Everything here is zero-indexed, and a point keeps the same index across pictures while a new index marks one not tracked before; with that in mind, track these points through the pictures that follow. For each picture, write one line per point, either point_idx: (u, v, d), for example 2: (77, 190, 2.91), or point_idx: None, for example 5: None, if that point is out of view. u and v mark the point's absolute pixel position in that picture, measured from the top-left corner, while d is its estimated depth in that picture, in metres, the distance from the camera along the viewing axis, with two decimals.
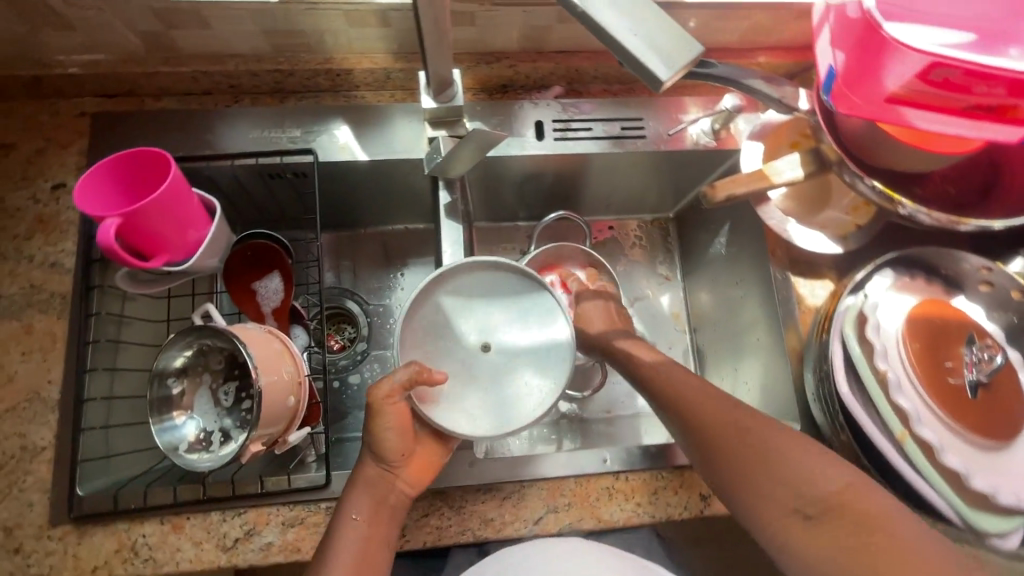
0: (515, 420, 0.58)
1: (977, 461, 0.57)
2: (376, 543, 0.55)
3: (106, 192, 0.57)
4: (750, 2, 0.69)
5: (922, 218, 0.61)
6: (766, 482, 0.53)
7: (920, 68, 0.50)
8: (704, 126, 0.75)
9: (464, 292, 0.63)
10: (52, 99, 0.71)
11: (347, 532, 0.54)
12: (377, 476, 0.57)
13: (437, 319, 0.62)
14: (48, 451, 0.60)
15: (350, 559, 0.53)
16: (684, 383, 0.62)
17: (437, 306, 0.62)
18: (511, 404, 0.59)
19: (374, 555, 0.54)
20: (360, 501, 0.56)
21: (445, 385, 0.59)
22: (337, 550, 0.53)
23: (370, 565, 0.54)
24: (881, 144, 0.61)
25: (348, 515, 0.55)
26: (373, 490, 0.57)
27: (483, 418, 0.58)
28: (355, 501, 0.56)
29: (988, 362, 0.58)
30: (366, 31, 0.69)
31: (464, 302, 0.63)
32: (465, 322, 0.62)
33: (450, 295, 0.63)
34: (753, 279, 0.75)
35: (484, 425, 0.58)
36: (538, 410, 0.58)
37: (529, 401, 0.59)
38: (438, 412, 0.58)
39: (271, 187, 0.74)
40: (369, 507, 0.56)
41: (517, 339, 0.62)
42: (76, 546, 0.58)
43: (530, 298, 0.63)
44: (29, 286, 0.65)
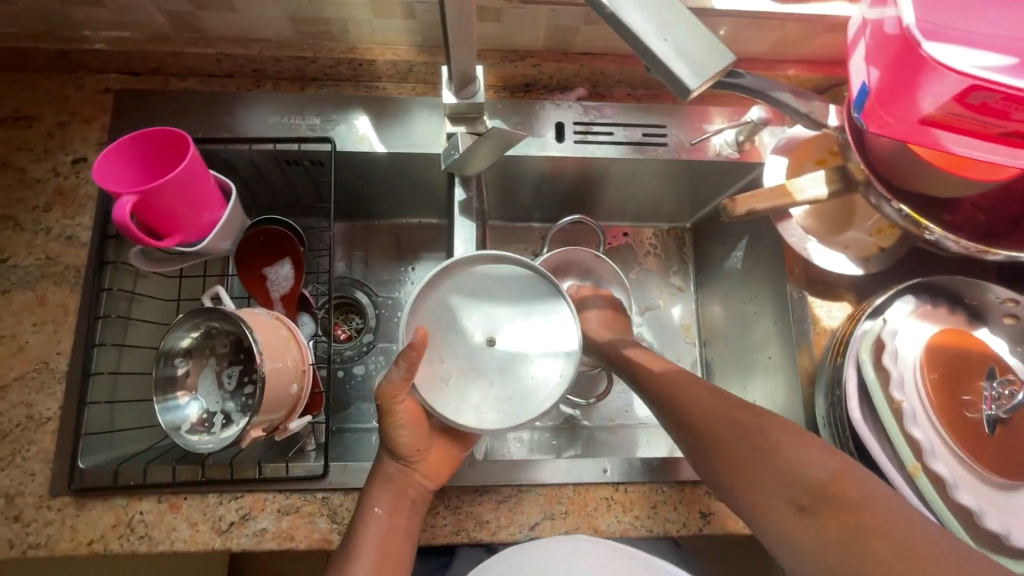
0: (524, 412, 0.57)
1: (991, 500, 0.56)
2: (398, 535, 0.55)
3: (126, 169, 0.57)
4: (784, 13, 0.67)
5: (948, 245, 0.60)
6: (762, 476, 0.52)
7: (959, 91, 0.48)
8: (728, 137, 0.73)
9: (471, 286, 0.62)
10: (78, 74, 0.71)
11: (370, 524, 0.55)
12: (396, 471, 0.58)
13: (442, 312, 0.61)
14: (52, 423, 0.61)
15: (376, 549, 0.54)
16: (687, 385, 0.60)
17: (442, 300, 0.61)
18: (520, 395, 0.58)
19: (399, 545, 0.55)
20: (381, 495, 0.57)
21: (452, 379, 0.59)
22: (361, 540, 0.54)
23: (392, 556, 0.54)
24: (911, 167, 0.59)
25: (371, 508, 0.56)
26: (393, 485, 0.57)
27: (492, 412, 0.58)
28: (377, 495, 0.56)
29: (1009, 399, 0.57)
30: (391, 22, 0.69)
31: (469, 295, 0.62)
32: (469, 315, 0.61)
33: (454, 289, 0.62)
34: (768, 296, 0.74)
35: (493, 419, 0.57)
36: (547, 401, 0.58)
37: (537, 392, 0.58)
38: (445, 406, 0.57)
39: (288, 173, 0.74)
40: (390, 501, 0.56)
41: (521, 331, 0.61)
42: (74, 518, 0.58)
43: (535, 289, 0.62)
44: (45, 258, 0.65)
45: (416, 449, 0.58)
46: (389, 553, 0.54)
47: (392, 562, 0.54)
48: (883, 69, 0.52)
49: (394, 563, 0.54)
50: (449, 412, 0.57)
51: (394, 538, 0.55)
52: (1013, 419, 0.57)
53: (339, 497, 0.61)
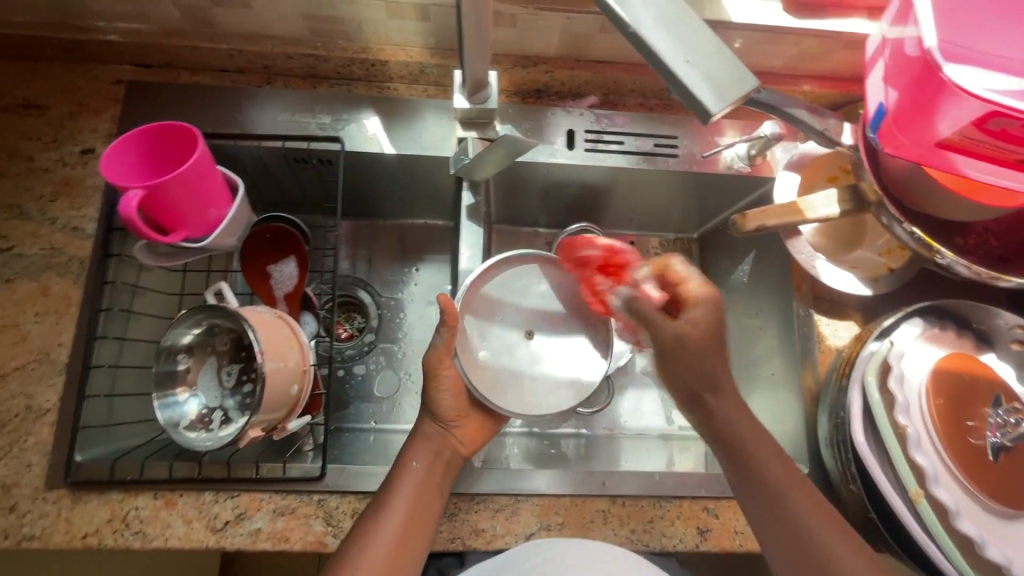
0: (552, 403, 0.64)
1: (991, 529, 0.55)
2: (430, 492, 0.57)
3: (136, 162, 0.57)
4: (802, 29, 0.66)
5: (960, 269, 0.59)
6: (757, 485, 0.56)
7: (979, 115, 0.47)
8: (739, 151, 0.73)
9: (512, 286, 0.68)
10: (89, 64, 0.71)
11: (407, 475, 0.56)
12: (435, 431, 0.60)
13: (487, 305, 0.67)
14: (50, 414, 0.60)
15: (408, 500, 0.55)
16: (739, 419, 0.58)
17: (486, 293, 0.67)
18: (550, 389, 0.64)
19: (429, 501, 0.56)
20: (421, 451, 0.59)
21: (490, 365, 0.64)
22: (398, 487, 0.55)
23: (422, 510, 0.55)
24: (924, 192, 0.58)
25: (409, 462, 0.58)
26: (430, 443, 0.60)
27: (523, 399, 0.63)
28: (416, 450, 0.59)
29: (1014, 427, 0.56)
30: (405, 23, 0.68)
31: (511, 293, 0.68)
32: (510, 311, 0.68)
33: (498, 285, 0.68)
34: (774, 311, 0.73)
35: (523, 405, 0.63)
36: (574, 397, 0.64)
37: (566, 388, 0.65)
38: (482, 387, 0.62)
39: (296, 171, 0.74)
40: (427, 456, 0.58)
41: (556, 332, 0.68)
42: (69, 511, 0.58)
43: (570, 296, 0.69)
44: (50, 248, 0.65)
45: (457, 415, 0.61)
46: (419, 509, 0.55)
47: (421, 518, 0.55)
48: (902, 91, 0.51)
49: (422, 518, 0.55)
50: (485, 394, 0.62)
51: (427, 493, 0.56)
52: (1018, 446, 0.57)
53: (336, 500, 0.61)
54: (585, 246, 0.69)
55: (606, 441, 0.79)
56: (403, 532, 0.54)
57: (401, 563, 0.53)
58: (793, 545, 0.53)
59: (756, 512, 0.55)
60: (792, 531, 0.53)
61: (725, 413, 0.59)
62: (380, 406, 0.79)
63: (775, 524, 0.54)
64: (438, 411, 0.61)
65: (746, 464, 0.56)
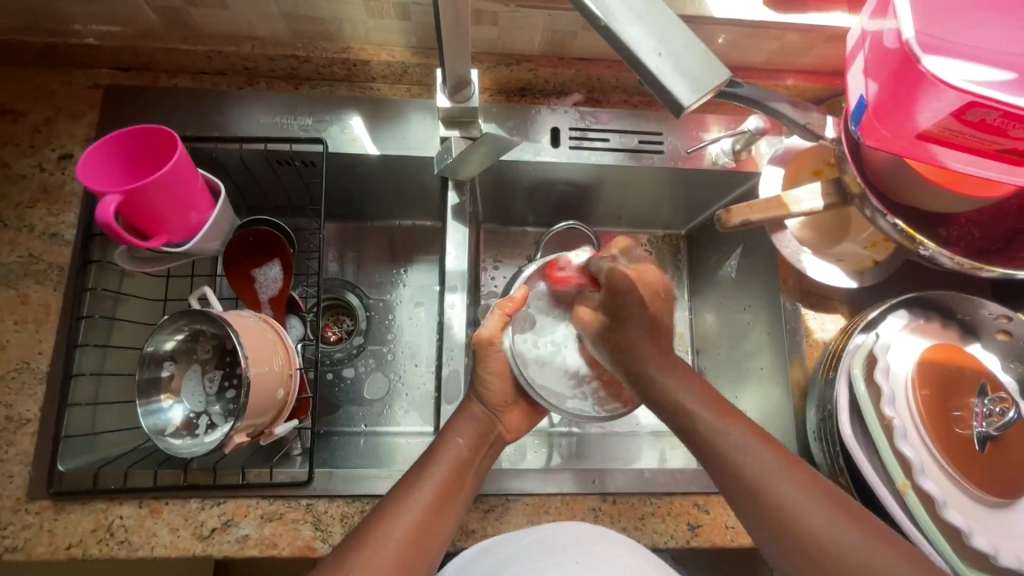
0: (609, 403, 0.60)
1: (978, 519, 0.55)
2: (464, 473, 0.55)
3: (112, 166, 0.56)
4: (783, 23, 0.66)
5: (943, 260, 0.59)
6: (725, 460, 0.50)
7: (957, 107, 0.47)
8: (724, 146, 0.73)
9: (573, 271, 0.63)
10: (65, 68, 0.70)
11: (447, 450, 0.56)
12: (484, 414, 0.60)
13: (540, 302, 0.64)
14: (32, 424, 0.60)
15: (446, 470, 0.54)
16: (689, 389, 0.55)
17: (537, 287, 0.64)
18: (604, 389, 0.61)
19: (464, 477, 0.55)
20: (465, 430, 0.58)
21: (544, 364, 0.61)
22: (436, 463, 0.54)
23: (457, 484, 0.54)
24: (906, 183, 0.58)
25: (453, 437, 0.57)
26: (477, 424, 0.59)
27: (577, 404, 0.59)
28: (462, 428, 0.58)
29: (999, 417, 0.56)
30: (386, 22, 0.68)
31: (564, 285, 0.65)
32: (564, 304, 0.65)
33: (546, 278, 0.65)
34: (763, 304, 0.73)
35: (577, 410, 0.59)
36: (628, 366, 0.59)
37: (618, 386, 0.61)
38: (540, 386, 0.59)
39: (278, 173, 0.73)
40: (472, 434, 0.58)
41: None
42: (52, 522, 0.57)
43: None
44: (28, 256, 0.64)
45: (502, 402, 0.60)
46: (452, 488, 0.53)
47: (453, 497, 0.53)
48: (882, 83, 0.52)
49: (456, 492, 0.54)
50: (543, 392, 0.59)
51: (463, 470, 0.55)
52: (1004, 435, 0.57)
53: (323, 504, 0.60)
54: (560, 266, 0.64)
55: (597, 439, 0.79)
56: (434, 507, 0.51)
57: (432, 533, 0.50)
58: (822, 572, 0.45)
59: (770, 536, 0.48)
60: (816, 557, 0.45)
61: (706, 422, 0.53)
62: (370, 409, 0.79)
63: (796, 553, 0.46)
64: (487, 394, 0.60)
65: (734, 466, 0.50)
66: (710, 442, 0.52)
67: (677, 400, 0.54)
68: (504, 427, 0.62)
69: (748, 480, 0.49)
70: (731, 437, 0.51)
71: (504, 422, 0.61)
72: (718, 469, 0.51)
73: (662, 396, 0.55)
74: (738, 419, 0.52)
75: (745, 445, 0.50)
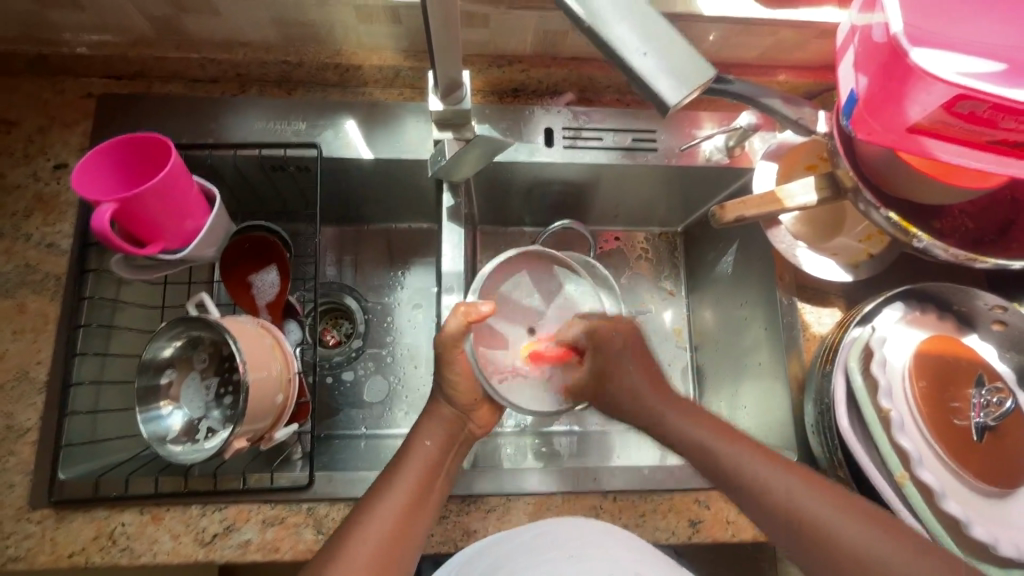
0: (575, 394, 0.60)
1: (977, 509, 0.56)
2: (435, 474, 0.55)
3: (106, 175, 0.56)
4: (774, 19, 0.66)
5: (937, 252, 0.59)
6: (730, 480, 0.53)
7: (947, 99, 0.48)
8: (718, 143, 0.72)
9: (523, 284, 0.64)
10: (58, 77, 0.70)
11: (416, 454, 0.56)
12: (451, 415, 0.60)
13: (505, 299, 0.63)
14: (33, 433, 0.60)
15: (416, 474, 0.54)
16: (672, 409, 0.59)
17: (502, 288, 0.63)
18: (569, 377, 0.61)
19: (434, 478, 0.55)
20: (433, 431, 0.58)
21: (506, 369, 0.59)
22: (404, 468, 0.54)
23: (428, 487, 0.54)
24: (899, 177, 0.58)
25: (421, 440, 0.57)
26: (446, 426, 0.59)
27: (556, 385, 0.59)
28: (428, 430, 0.58)
29: (997, 407, 0.56)
30: (378, 26, 0.68)
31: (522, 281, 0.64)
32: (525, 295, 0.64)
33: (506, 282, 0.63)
34: (759, 300, 0.73)
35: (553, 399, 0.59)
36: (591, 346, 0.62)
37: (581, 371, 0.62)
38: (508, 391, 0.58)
39: (273, 178, 0.73)
40: (439, 437, 0.58)
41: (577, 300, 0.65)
42: (54, 530, 0.57)
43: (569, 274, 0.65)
44: (25, 265, 0.64)
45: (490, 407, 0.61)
46: (422, 493, 0.53)
47: (426, 498, 0.53)
48: (872, 77, 0.52)
49: (428, 494, 0.53)
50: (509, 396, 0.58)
51: (433, 474, 0.55)
52: (1002, 425, 0.57)
53: (325, 508, 0.60)
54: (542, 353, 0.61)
55: (598, 437, 0.79)
56: (409, 509, 0.51)
57: (406, 537, 0.50)
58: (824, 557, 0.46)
59: (778, 532, 0.49)
60: (832, 556, 0.46)
61: (686, 427, 0.57)
62: (370, 412, 0.79)
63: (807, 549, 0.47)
64: (473, 399, 0.61)
65: (737, 478, 0.52)
66: (711, 456, 0.54)
67: (661, 417, 0.59)
68: (474, 424, 0.62)
69: (750, 486, 0.51)
70: (709, 438, 0.55)
71: (475, 419, 0.62)
72: (716, 478, 0.54)
73: (639, 412, 0.61)
74: (710, 421, 0.57)
75: (726, 446, 0.54)
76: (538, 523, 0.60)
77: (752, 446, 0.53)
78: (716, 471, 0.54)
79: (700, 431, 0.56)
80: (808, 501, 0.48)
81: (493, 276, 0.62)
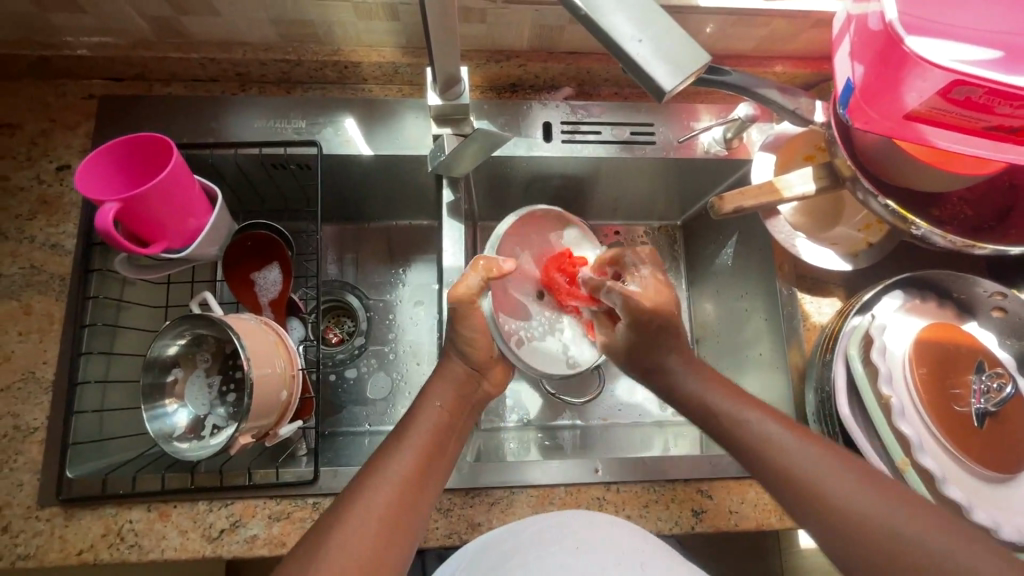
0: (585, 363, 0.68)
1: (979, 495, 0.56)
2: (444, 439, 0.55)
3: (108, 175, 0.57)
4: (769, 10, 0.67)
5: (935, 240, 0.59)
6: (762, 459, 0.51)
7: (943, 86, 0.48)
8: (716, 134, 0.73)
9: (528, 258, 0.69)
10: (59, 80, 0.71)
11: (424, 418, 0.55)
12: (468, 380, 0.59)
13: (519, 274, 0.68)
14: (40, 432, 0.60)
15: (425, 438, 0.53)
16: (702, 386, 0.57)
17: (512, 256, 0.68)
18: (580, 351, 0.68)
19: (444, 443, 0.55)
20: (443, 393, 0.57)
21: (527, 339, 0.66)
22: (414, 431, 0.54)
23: (439, 450, 0.54)
24: (897, 165, 0.59)
25: (432, 403, 0.56)
26: (458, 385, 0.59)
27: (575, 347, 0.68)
28: (440, 391, 0.57)
29: (997, 393, 0.57)
30: (376, 23, 0.68)
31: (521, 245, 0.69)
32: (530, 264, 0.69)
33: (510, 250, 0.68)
34: (759, 291, 0.74)
35: (576, 359, 0.68)
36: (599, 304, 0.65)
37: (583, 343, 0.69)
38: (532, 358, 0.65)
39: (274, 176, 0.73)
40: (451, 398, 0.57)
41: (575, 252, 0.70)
42: (63, 528, 0.58)
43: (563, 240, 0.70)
44: (29, 267, 0.65)
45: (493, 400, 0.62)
46: (432, 457, 0.53)
47: (432, 468, 0.52)
48: (867, 66, 0.52)
49: (436, 457, 0.53)
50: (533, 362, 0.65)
51: (443, 437, 0.55)
52: (1001, 411, 0.58)
53: (330, 502, 0.61)
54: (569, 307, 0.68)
55: (600, 430, 0.80)
56: (414, 479, 0.50)
57: (414, 500, 0.50)
58: (865, 556, 0.44)
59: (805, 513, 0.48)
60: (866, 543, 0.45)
61: (752, 423, 0.53)
62: (374, 408, 0.79)
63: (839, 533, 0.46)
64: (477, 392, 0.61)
65: (769, 457, 0.50)
66: (743, 435, 0.53)
67: (735, 414, 0.54)
68: (490, 382, 0.62)
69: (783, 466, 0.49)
70: (774, 433, 0.51)
71: (490, 377, 0.62)
72: (745, 455, 0.52)
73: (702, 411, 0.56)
74: (779, 418, 0.53)
75: (790, 443, 0.50)
76: (542, 516, 0.60)
77: (812, 442, 0.50)
78: (774, 467, 0.50)
79: (769, 429, 0.52)
80: (854, 496, 0.46)
81: (503, 248, 0.67)
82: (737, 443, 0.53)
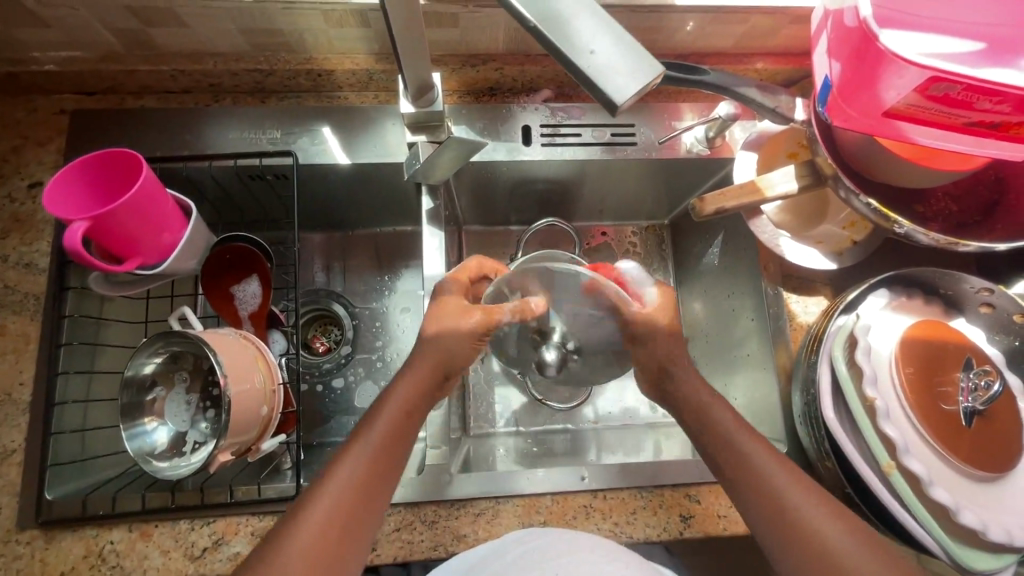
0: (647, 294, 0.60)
1: (967, 496, 0.55)
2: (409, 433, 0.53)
3: (76, 193, 0.56)
4: (747, 6, 0.65)
5: (919, 237, 0.58)
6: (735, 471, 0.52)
7: (921, 82, 0.47)
8: (698, 134, 0.72)
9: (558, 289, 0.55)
10: (30, 96, 0.70)
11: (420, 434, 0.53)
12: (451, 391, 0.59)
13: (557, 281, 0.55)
14: (17, 454, 0.60)
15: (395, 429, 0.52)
16: None
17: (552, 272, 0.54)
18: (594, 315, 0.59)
19: (407, 429, 0.53)
20: None
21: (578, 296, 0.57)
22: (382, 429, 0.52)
23: (399, 438, 0.52)
24: (880, 162, 0.58)
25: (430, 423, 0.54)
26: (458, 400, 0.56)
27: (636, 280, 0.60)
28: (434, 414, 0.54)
29: (985, 390, 0.56)
30: (347, 30, 0.67)
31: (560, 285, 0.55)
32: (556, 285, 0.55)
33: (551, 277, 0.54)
34: (745, 290, 0.73)
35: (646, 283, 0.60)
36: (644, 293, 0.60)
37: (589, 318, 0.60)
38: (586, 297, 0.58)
39: (251, 188, 0.72)
40: None
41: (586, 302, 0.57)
42: (44, 551, 0.57)
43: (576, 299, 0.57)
44: (4, 286, 0.64)
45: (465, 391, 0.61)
46: (393, 444, 0.52)
47: (393, 456, 0.51)
48: (844, 62, 0.51)
49: (398, 443, 0.52)
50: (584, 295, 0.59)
51: None
52: (989, 409, 0.57)
53: None
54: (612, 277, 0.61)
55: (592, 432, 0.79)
56: (372, 465, 0.50)
57: (370, 489, 0.49)
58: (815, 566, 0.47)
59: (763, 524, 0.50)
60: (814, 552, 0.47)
61: (770, 474, 0.51)
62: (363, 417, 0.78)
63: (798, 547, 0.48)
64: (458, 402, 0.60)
65: (747, 468, 0.52)
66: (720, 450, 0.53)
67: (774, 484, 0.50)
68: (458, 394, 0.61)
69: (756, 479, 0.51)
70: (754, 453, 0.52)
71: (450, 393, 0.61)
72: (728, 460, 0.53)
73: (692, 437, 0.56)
74: (822, 500, 0.49)
75: (831, 539, 0.48)
76: (528, 527, 0.60)
77: (822, 505, 0.49)
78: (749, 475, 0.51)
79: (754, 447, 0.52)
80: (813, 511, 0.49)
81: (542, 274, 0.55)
82: (748, 489, 0.51)
